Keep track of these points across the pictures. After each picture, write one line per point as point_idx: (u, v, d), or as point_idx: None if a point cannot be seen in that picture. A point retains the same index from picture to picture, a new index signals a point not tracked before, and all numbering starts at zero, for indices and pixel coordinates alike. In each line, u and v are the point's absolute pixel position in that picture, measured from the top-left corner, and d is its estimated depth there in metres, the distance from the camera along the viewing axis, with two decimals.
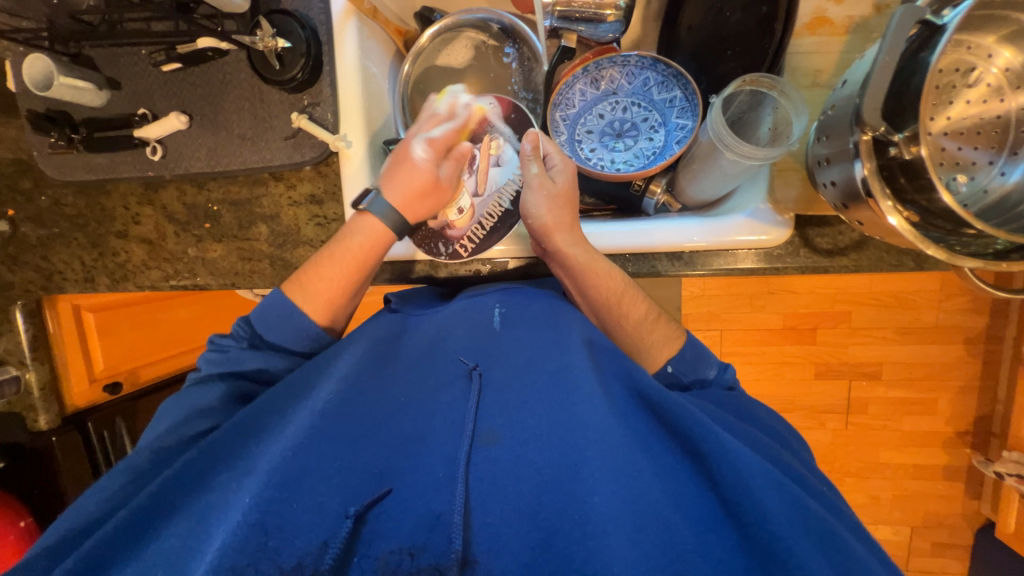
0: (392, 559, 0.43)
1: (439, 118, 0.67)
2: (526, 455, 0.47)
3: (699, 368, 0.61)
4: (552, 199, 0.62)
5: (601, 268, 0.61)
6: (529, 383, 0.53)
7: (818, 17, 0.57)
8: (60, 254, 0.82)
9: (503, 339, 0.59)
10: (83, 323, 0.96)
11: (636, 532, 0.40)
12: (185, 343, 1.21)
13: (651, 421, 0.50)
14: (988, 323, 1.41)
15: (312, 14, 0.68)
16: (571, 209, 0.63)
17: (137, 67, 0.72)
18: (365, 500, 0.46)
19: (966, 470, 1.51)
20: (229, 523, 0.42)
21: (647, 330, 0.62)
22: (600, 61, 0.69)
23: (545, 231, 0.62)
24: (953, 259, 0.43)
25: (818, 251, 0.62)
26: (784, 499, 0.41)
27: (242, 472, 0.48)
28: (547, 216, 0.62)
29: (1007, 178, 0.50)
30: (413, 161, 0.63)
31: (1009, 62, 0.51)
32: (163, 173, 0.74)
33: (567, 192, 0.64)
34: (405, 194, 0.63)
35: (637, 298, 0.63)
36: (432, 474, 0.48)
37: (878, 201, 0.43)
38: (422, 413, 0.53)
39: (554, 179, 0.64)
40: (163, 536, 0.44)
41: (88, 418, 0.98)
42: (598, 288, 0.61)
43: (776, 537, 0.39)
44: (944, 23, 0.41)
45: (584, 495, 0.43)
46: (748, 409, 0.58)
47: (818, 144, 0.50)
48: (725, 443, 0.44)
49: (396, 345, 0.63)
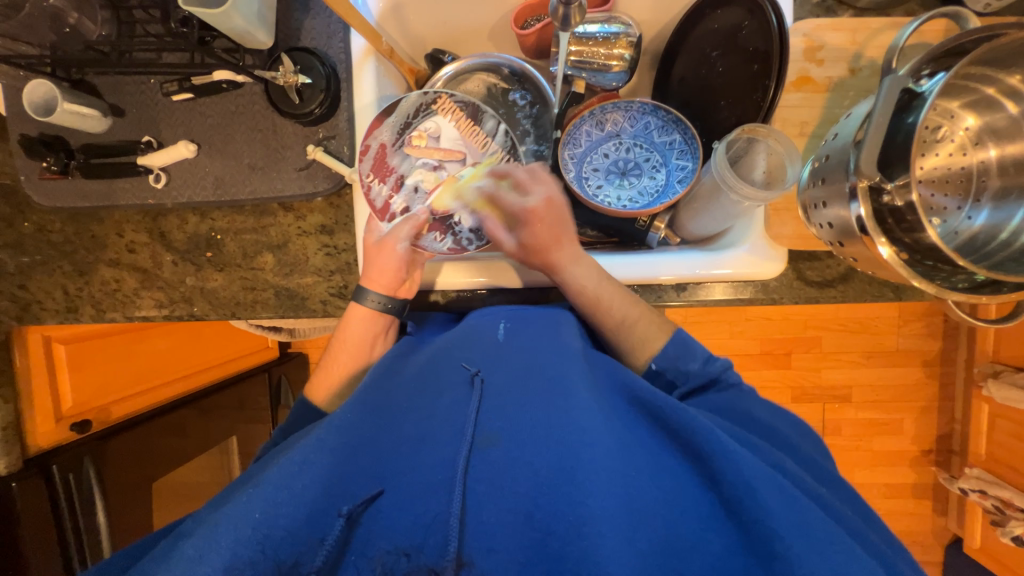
0: (388, 559, 0.40)
1: (398, 185, 0.69)
2: (522, 458, 0.44)
3: (687, 365, 0.59)
4: (542, 221, 0.65)
5: (590, 267, 0.64)
6: (530, 390, 0.50)
7: (802, 77, 0.65)
8: (40, 282, 0.78)
9: (507, 352, 0.57)
10: (55, 356, 0.90)
11: (629, 533, 0.39)
12: (162, 375, 1.11)
13: (652, 429, 0.49)
14: (942, 347, 1.53)
15: (332, 52, 0.70)
16: (558, 225, 0.65)
17: (143, 95, 0.71)
18: (359, 500, 0.45)
19: (932, 487, 1.60)
20: (238, 529, 0.40)
21: (630, 328, 0.62)
22: (605, 106, 0.74)
23: (542, 252, 0.64)
24: (940, 292, 0.48)
25: (809, 282, 0.68)
26: (792, 507, 0.40)
27: (251, 486, 0.46)
28: (538, 239, 0.64)
29: (974, 221, 0.58)
30: (381, 251, 0.65)
31: (971, 125, 0.59)
32: (165, 201, 0.72)
33: (553, 213, 0.66)
34: (378, 274, 0.65)
35: (622, 293, 0.63)
36: (434, 476, 0.44)
37: (872, 237, 0.49)
38: (424, 417, 0.50)
39: (531, 202, 0.66)
40: (183, 545, 0.40)
41: (53, 460, 0.86)
42: (591, 287, 0.62)
43: (776, 534, 0.38)
44: (923, 90, 0.48)
45: (579, 498, 0.40)
46: (750, 414, 0.54)
47: (814, 187, 0.57)
48: (732, 448, 0.43)
49: (400, 364, 0.61)
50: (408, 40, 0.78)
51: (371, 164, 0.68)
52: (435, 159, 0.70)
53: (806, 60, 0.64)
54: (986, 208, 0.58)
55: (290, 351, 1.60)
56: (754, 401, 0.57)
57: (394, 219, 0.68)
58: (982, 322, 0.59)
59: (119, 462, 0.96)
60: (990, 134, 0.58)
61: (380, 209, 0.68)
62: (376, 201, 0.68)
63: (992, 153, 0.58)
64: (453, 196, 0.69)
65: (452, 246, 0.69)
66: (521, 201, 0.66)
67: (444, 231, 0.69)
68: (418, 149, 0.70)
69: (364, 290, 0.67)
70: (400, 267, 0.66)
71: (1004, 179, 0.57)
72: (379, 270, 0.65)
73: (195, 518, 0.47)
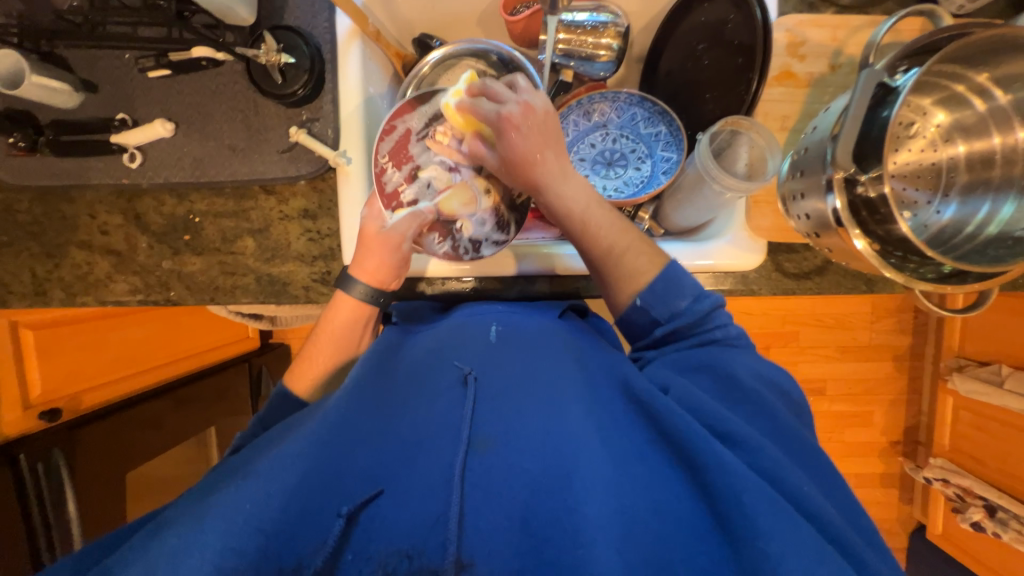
0: (391, 560, 0.40)
1: (411, 176, 0.67)
2: (520, 465, 0.44)
3: (673, 302, 0.57)
4: (528, 130, 0.59)
5: (574, 182, 0.61)
6: (528, 394, 0.50)
7: (785, 71, 0.66)
8: (6, 264, 0.74)
9: (504, 352, 0.56)
10: (22, 342, 0.88)
11: (621, 542, 0.39)
12: (137, 364, 1.08)
13: (647, 432, 0.48)
14: (911, 342, 1.59)
15: (316, 32, 0.68)
16: (546, 136, 0.60)
17: (117, 70, 0.68)
18: (358, 500, 0.43)
19: (900, 477, 1.67)
20: (228, 522, 0.40)
21: (619, 257, 0.60)
22: (592, 96, 0.74)
23: (523, 168, 0.60)
24: (908, 281, 0.51)
25: (787, 274, 0.70)
26: (790, 528, 0.38)
27: (241, 479, 0.45)
28: (522, 149, 0.59)
29: (942, 215, 0.61)
30: (380, 245, 0.63)
31: (942, 122, 0.62)
32: (141, 182, 0.70)
33: (536, 123, 0.59)
34: (375, 269, 0.64)
35: (613, 221, 0.61)
36: (430, 479, 0.44)
37: (847, 230, 0.51)
38: (421, 418, 0.49)
39: (507, 109, 0.59)
40: (168, 537, 0.41)
41: (19, 450, 0.83)
42: (575, 203, 0.60)
43: (765, 554, 0.37)
44: (897, 86, 0.49)
45: (574, 504, 0.41)
46: (742, 383, 0.51)
47: (792, 180, 0.58)
48: (722, 457, 0.42)
49: (391, 360, 0.59)
50: (395, 23, 0.77)
51: (391, 146, 0.66)
52: (454, 160, 0.68)
53: (788, 55, 0.66)
54: (954, 202, 0.60)
55: (271, 341, 1.57)
56: (743, 361, 0.54)
57: (397, 208, 0.66)
58: (945, 312, 0.62)
59: (92, 451, 0.94)
60: (960, 130, 0.60)
61: (387, 194, 0.66)
62: (384, 189, 0.66)
63: (961, 150, 0.60)
64: (461, 202, 0.67)
65: (447, 251, 0.68)
66: (497, 109, 0.60)
67: (444, 234, 0.67)
68: (439, 145, 0.67)
69: (352, 278, 0.65)
70: (398, 264, 0.65)
71: (972, 175, 0.60)
72: (376, 264, 0.64)
73: (180, 504, 0.46)
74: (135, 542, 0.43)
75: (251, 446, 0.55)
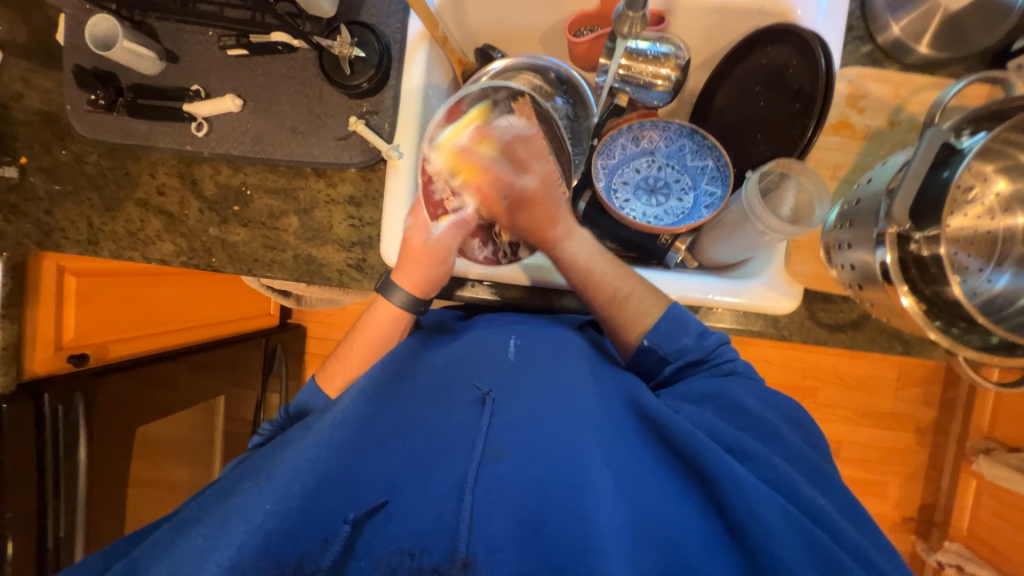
0: (393, 559, 0.41)
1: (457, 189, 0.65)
2: (531, 474, 0.44)
3: (678, 341, 0.58)
4: (529, 202, 0.65)
5: (584, 243, 0.64)
6: (541, 410, 0.49)
7: (842, 121, 0.67)
8: (66, 210, 0.78)
9: (519, 370, 0.55)
10: (65, 286, 0.91)
11: (636, 556, 0.39)
12: (162, 324, 1.11)
13: (657, 451, 0.48)
14: (936, 416, 1.52)
15: (388, 31, 0.72)
16: (550, 203, 0.65)
17: (199, 45, 0.73)
18: (364, 509, 0.45)
19: (910, 556, 1.58)
20: (250, 520, 0.43)
21: (622, 303, 0.61)
22: (643, 122, 0.76)
23: (532, 229, 0.65)
24: (953, 345, 0.49)
25: (821, 324, 0.69)
26: (797, 532, 0.41)
27: (263, 478, 0.47)
28: (525, 220, 0.65)
29: (994, 283, 0.59)
30: (428, 252, 0.65)
31: (1002, 190, 0.61)
32: (202, 150, 0.74)
33: (546, 194, 0.65)
34: (415, 277, 0.65)
35: (616, 268, 0.63)
36: (443, 487, 0.45)
37: (895, 286, 0.50)
38: (433, 430, 0.49)
39: (525, 181, 0.65)
40: (193, 535, 0.43)
41: (45, 389, 0.86)
42: (578, 262, 0.64)
43: (779, 560, 0.39)
44: (962, 147, 0.49)
45: (585, 514, 0.40)
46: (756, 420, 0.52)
47: (840, 230, 0.59)
48: (735, 469, 0.43)
49: (410, 368, 0.59)
50: (462, 32, 0.80)
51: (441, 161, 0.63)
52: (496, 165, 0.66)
53: (847, 107, 0.66)
54: (1008, 272, 0.59)
55: (289, 321, 1.60)
56: (748, 391, 0.55)
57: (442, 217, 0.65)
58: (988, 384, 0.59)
59: (111, 401, 0.96)
60: (1020, 201, 0.59)
61: (433, 204, 0.65)
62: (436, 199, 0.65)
63: (1020, 221, 0.59)
64: (502, 208, 0.68)
65: (487, 255, 0.70)
66: (516, 175, 0.65)
67: (485, 241, 0.69)
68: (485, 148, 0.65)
69: (393, 284, 0.65)
70: (439, 272, 0.66)
71: None
72: (421, 275, 0.65)
73: (201, 505, 0.48)
74: (159, 536, 0.45)
75: (271, 446, 0.56)
